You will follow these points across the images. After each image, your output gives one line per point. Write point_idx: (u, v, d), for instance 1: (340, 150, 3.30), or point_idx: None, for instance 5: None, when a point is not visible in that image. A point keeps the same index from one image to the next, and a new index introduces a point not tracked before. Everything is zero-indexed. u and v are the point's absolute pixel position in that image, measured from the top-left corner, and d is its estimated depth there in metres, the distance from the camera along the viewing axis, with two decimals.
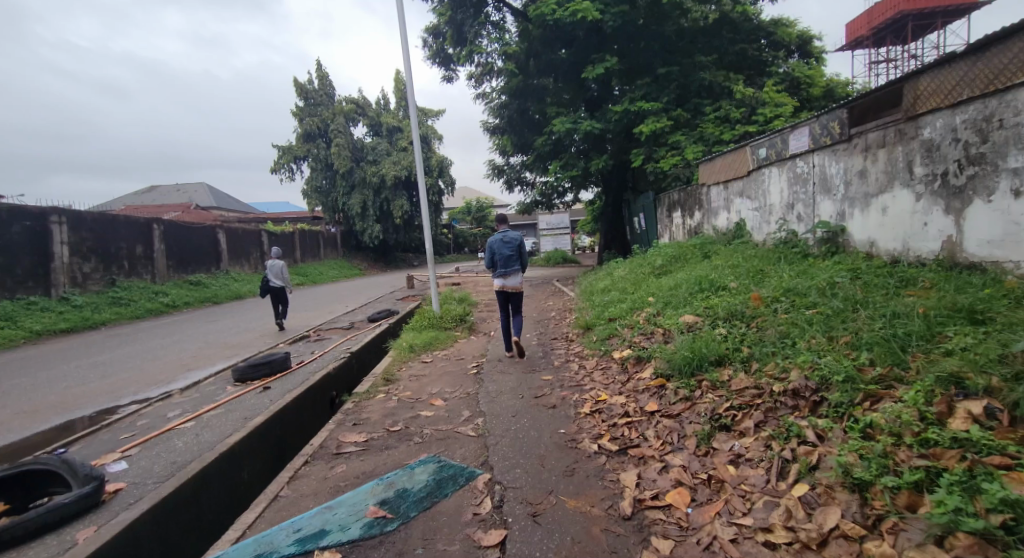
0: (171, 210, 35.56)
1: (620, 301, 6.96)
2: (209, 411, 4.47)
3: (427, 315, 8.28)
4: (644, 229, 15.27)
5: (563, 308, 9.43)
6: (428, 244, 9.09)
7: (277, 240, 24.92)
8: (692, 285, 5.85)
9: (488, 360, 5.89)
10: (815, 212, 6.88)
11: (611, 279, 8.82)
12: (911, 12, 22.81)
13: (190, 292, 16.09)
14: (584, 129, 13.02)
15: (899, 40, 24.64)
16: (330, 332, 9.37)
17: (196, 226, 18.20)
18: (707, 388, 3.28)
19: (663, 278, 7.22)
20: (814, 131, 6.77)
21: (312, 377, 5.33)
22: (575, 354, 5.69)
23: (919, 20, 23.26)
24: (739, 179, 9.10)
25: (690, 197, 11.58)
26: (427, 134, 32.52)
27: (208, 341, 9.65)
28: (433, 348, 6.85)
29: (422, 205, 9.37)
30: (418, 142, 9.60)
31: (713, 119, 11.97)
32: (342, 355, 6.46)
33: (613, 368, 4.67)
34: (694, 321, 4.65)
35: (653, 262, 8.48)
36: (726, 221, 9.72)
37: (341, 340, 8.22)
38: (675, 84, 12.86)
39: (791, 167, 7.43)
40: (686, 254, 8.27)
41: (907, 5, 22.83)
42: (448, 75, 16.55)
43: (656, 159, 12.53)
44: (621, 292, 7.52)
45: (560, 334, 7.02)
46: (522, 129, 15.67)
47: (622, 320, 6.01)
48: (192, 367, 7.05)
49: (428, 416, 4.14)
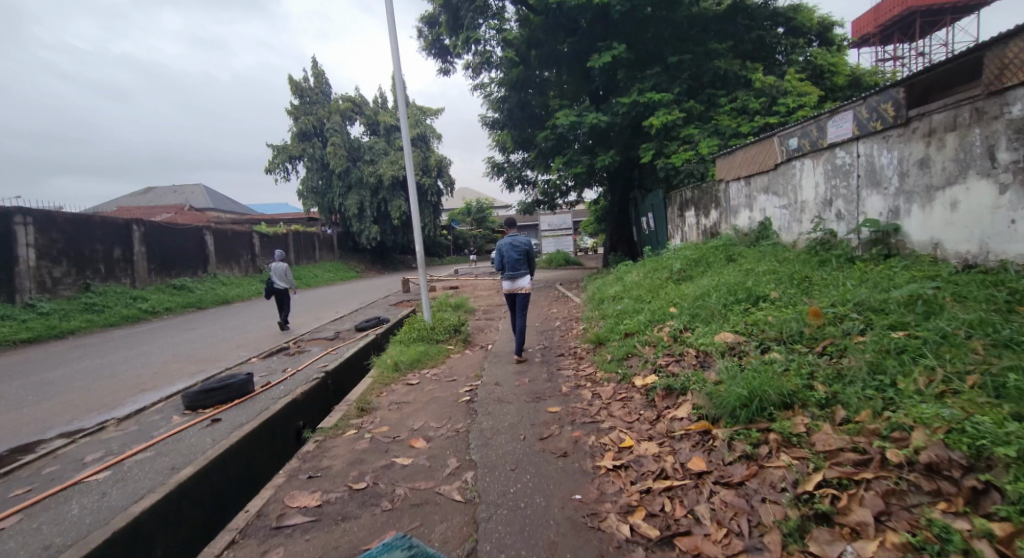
0: (164, 211, 34.81)
1: (636, 312, 6.09)
2: (133, 456, 3.57)
3: (418, 326, 7.41)
4: (653, 230, 14.42)
5: (568, 317, 8.55)
6: (419, 243, 7.96)
7: (270, 241, 24.11)
8: (724, 295, 4.96)
9: (484, 384, 5.01)
10: (860, 209, 6.01)
11: (622, 285, 7.96)
12: (920, 8, 21.85)
13: (173, 296, 15.25)
14: (589, 122, 12.16)
15: (908, 37, 23.57)
16: (312, 344, 8.50)
17: (183, 227, 17.42)
18: (777, 446, 2.39)
19: (686, 285, 6.34)
20: (859, 115, 5.87)
21: (273, 407, 4.46)
22: (587, 376, 4.82)
23: (927, 17, 22.35)
24: (763, 174, 8.23)
25: (705, 195, 10.71)
26: (425, 132, 31.68)
27: (179, 352, 8.80)
28: (421, 366, 5.99)
29: (412, 203, 8.43)
30: (407, 132, 8.62)
31: (729, 111, 11.14)
32: (316, 375, 5.57)
33: (636, 401, 3.76)
34: (738, 342, 3.77)
35: (670, 266, 7.60)
36: (749, 220, 8.84)
37: (321, 354, 7.33)
38: (687, 73, 11.99)
39: (828, 159, 6.56)
40: (707, 257, 7.41)
41: (917, 1, 21.90)
42: (444, 67, 15.75)
43: (667, 155, 11.67)
44: (636, 300, 6.64)
45: (567, 349, 6.15)
46: (524, 124, 14.82)
47: (641, 335, 5.14)
48: (147, 388, 6.17)
49: (404, 467, 3.26)
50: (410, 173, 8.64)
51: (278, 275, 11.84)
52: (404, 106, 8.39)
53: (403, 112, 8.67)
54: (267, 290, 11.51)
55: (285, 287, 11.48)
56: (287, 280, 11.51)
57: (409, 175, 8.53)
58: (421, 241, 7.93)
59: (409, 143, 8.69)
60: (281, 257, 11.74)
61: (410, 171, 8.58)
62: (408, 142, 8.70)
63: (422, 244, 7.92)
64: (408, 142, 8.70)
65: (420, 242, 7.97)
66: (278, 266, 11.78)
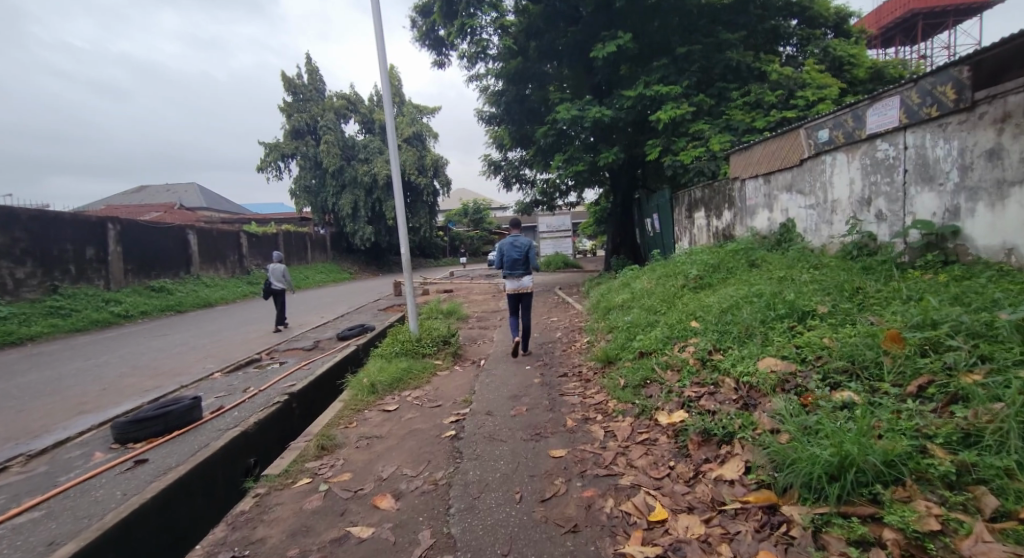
0: (153, 210, 33.91)
1: (651, 326, 5.29)
2: (14, 518, 2.76)
3: (402, 337, 6.58)
4: (658, 232, 13.64)
5: (570, 328, 7.73)
6: (405, 246, 7.06)
7: (259, 242, 23.27)
8: (757, 307, 4.17)
9: (474, 413, 4.20)
10: (908, 209, 5.24)
11: (630, 293, 7.16)
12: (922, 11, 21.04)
13: (150, 299, 14.40)
14: (593, 116, 11.38)
15: (909, 40, 22.78)
16: (286, 356, 7.67)
17: (165, 226, 16.58)
18: (900, 552, 1.65)
19: (706, 295, 5.55)
20: (907, 101, 5.11)
21: (215, 443, 3.66)
22: (596, 405, 4.02)
23: (929, 19, 21.49)
24: (786, 171, 7.45)
25: (717, 194, 9.92)
26: (421, 131, 30.90)
27: (140, 361, 7.96)
28: (402, 388, 5.18)
29: (398, 199, 7.43)
30: (392, 117, 7.51)
31: (742, 106, 10.44)
32: (277, 399, 4.75)
33: (662, 447, 2.98)
34: (793, 374, 2.98)
35: (686, 272, 6.81)
36: (768, 222, 8.07)
37: (293, 368, 6.50)
38: (697, 65, 11.25)
39: (866, 152, 5.79)
40: (727, 263, 6.62)
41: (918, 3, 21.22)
42: (440, 60, 14.99)
43: (675, 151, 10.92)
44: (648, 312, 5.83)
45: (571, 368, 5.35)
46: (523, 120, 14.02)
47: (660, 355, 4.34)
48: (87, 408, 5.35)
49: (362, 541, 2.46)
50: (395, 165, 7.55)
51: (274, 276, 11.71)
52: (385, 87, 7.26)
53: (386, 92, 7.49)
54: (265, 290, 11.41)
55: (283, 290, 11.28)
56: (284, 282, 11.26)
57: (393, 166, 7.45)
58: (407, 243, 7.02)
59: (392, 130, 7.56)
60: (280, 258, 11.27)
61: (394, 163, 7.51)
62: (391, 129, 7.56)
63: (407, 246, 7.01)
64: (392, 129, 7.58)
65: (406, 244, 7.03)
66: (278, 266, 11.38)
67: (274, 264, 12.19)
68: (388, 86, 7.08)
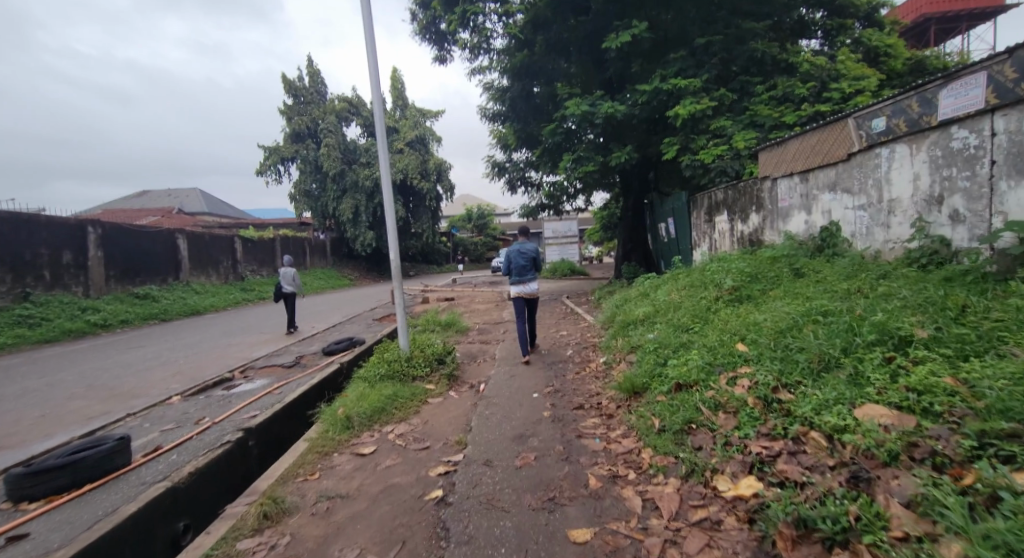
0: (151, 215, 33.28)
1: (684, 346, 4.42)
2: None
3: (389, 355, 5.69)
4: (673, 238, 12.74)
5: (582, 344, 6.83)
6: (393, 249, 6.13)
7: (255, 248, 22.47)
8: (832, 330, 3.26)
9: (469, 462, 3.30)
10: (995, 208, 4.35)
11: (653, 306, 6.26)
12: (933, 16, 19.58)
13: (132, 307, 13.62)
14: (604, 111, 10.53)
15: (921, 44, 21.65)
16: (261, 377, 6.77)
17: (151, 229, 15.85)
18: None
19: (749, 312, 4.63)
20: (998, 76, 4.23)
21: (123, 509, 2.78)
22: (626, 455, 3.11)
23: (941, 23, 20.44)
24: (829, 166, 6.55)
25: (742, 195, 9.03)
26: (424, 135, 30.16)
27: (101, 378, 7.14)
28: (385, 423, 4.29)
29: (387, 199, 6.26)
30: (378, 101, 6.23)
31: (768, 100, 9.61)
32: (227, 438, 3.87)
33: (734, 538, 2.08)
34: (924, 432, 2.08)
35: (718, 281, 5.92)
36: (806, 225, 7.18)
37: (263, 392, 5.62)
38: (717, 57, 10.42)
39: (937, 141, 4.90)
40: (766, 271, 5.72)
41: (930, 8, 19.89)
42: (441, 55, 14.22)
43: (693, 150, 10.08)
44: (676, 330, 4.94)
45: (588, 398, 4.45)
46: (528, 117, 13.26)
47: (704, 387, 3.44)
48: (10, 442, 4.50)
49: None
50: (384, 158, 6.37)
51: (286, 279, 11.86)
52: (372, 64, 6.13)
53: (372, 72, 6.16)
54: (274, 294, 11.53)
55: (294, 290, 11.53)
56: (294, 283, 11.55)
57: (382, 160, 6.33)
58: (396, 248, 6.06)
59: (380, 116, 6.20)
60: (288, 262, 11.77)
61: (383, 155, 6.34)
62: (378, 114, 6.23)
63: (397, 251, 6.06)
64: (379, 117, 6.30)
65: (396, 249, 6.07)
66: (286, 269, 11.78)
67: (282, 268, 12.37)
68: (376, 64, 5.90)
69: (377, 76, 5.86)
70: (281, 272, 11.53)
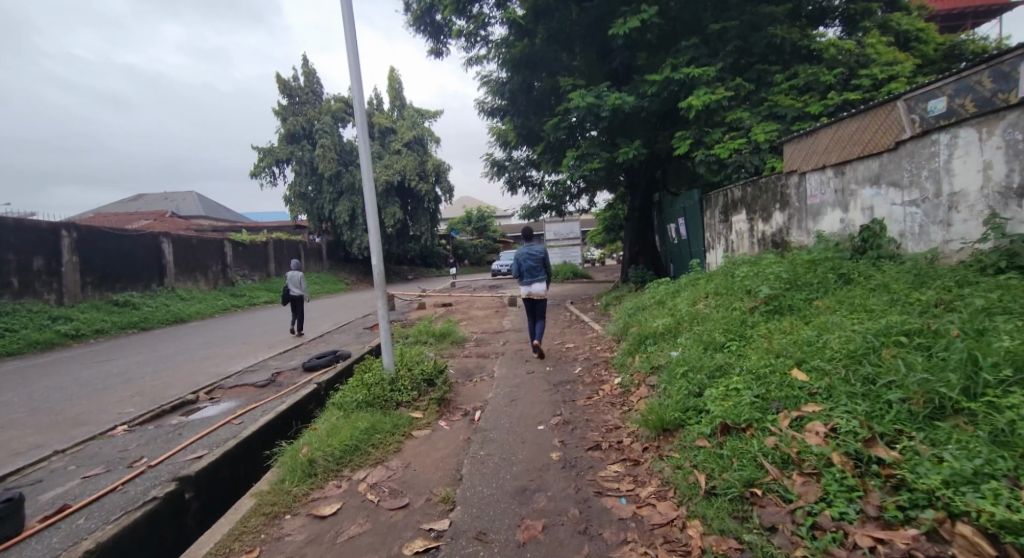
0: (143, 218, 32.52)
1: (721, 370, 3.63)
2: None
3: (370, 377, 4.89)
4: (684, 239, 11.96)
5: (592, 359, 6.04)
6: (376, 253, 5.34)
7: (246, 251, 21.69)
8: (936, 361, 2.49)
9: (456, 535, 2.52)
10: None
11: (673, 317, 5.49)
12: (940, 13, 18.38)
13: (110, 315, 12.86)
14: (610, 102, 9.78)
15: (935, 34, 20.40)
16: (228, 399, 5.98)
17: (133, 233, 15.11)
18: None
19: (798, 328, 3.84)
20: None
21: None
22: (668, 531, 2.32)
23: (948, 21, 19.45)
24: (872, 157, 5.77)
25: (764, 191, 8.24)
26: (422, 135, 29.45)
27: (50, 400, 6.35)
28: (357, 467, 3.51)
29: (367, 191, 5.33)
30: (355, 63, 5.05)
31: (790, 89, 8.91)
32: (154, 493, 3.09)
33: None
34: None
35: (750, 290, 5.13)
36: (842, 224, 6.40)
37: (222, 421, 4.83)
38: (733, 45, 9.73)
39: (1015, 123, 4.16)
40: (807, 277, 4.95)
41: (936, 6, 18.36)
42: (437, 48, 13.47)
43: (708, 145, 9.34)
44: (706, 350, 4.15)
45: (605, 433, 3.68)
46: (528, 112, 12.49)
47: (761, 432, 2.66)
48: None
49: None
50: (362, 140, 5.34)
51: (293, 282, 11.76)
52: (347, 24, 5.08)
53: (347, 27, 5.09)
54: (282, 298, 11.50)
55: (302, 294, 11.49)
56: (301, 287, 11.53)
57: (360, 142, 5.33)
58: (380, 252, 5.27)
59: (357, 89, 5.14)
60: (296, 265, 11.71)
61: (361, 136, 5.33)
62: (354, 85, 5.14)
63: (380, 255, 5.28)
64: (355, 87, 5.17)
65: (378, 252, 5.28)
66: (295, 274, 11.80)
67: (291, 270, 12.28)
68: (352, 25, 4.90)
69: (355, 45, 4.94)
70: (289, 275, 11.48)
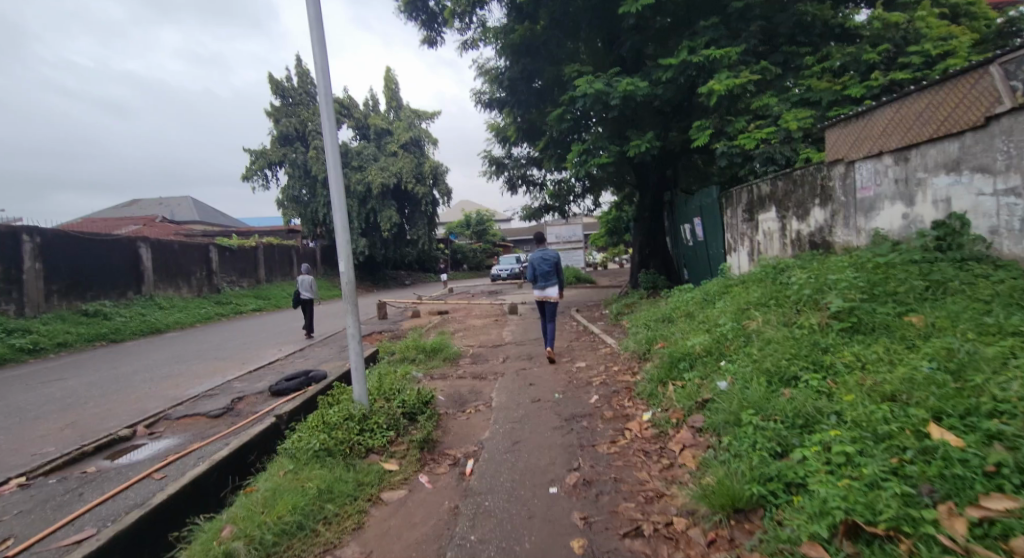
0: (131, 224, 31.49)
1: (808, 417, 2.61)
2: None
3: (334, 415, 3.85)
4: (701, 240, 10.97)
5: (610, 385, 5.00)
6: (343, 258, 4.30)
7: (234, 256, 20.67)
8: None
9: None
10: None
11: (712, 333, 4.48)
12: None
13: (76, 327, 11.83)
14: (620, 88, 8.79)
15: None
16: (171, 435, 4.90)
17: (106, 238, 14.10)
18: None
19: (907, 357, 2.83)
20: None
21: None
22: None
23: None
24: (949, 139, 4.79)
25: (798, 185, 7.21)
26: (419, 136, 28.54)
27: None
28: None
29: (332, 179, 4.33)
30: (314, 16, 4.07)
31: (825, 71, 7.96)
32: None
33: None
34: None
35: (811, 301, 4.10)
36: (904, 220, 5.39)
37: (144, 472, 3.77)
38: (757, 25, 8.80)
39: None
40: (886, 282, 3.93)
41: None
42: (429, 38, 12.50)
43: (732, 134, 8.35)
44: (773, 385, 3.13)
45: (646, 506, 2.64)
46: (529, 103, 11.49)
47: (924, 547, 1.64)
48: None
49: None
50: (327, 113, 4.36)
51: (305, 286, 11.55)
52: None
53: None
54: (294, 302, 11.31)
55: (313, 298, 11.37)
56: (312, 291, 11.32)
57: (323, 117, 4.32)
58: (349, 257, 4.25)
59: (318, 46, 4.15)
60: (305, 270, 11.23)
61: (325, 110, 4.34)
62: (315, 42, 4.15)
63: (348, 261, 4.26)
64: (317, 43, 4.21)
65: (347, 256, 4.26)
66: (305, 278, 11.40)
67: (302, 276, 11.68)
68: None
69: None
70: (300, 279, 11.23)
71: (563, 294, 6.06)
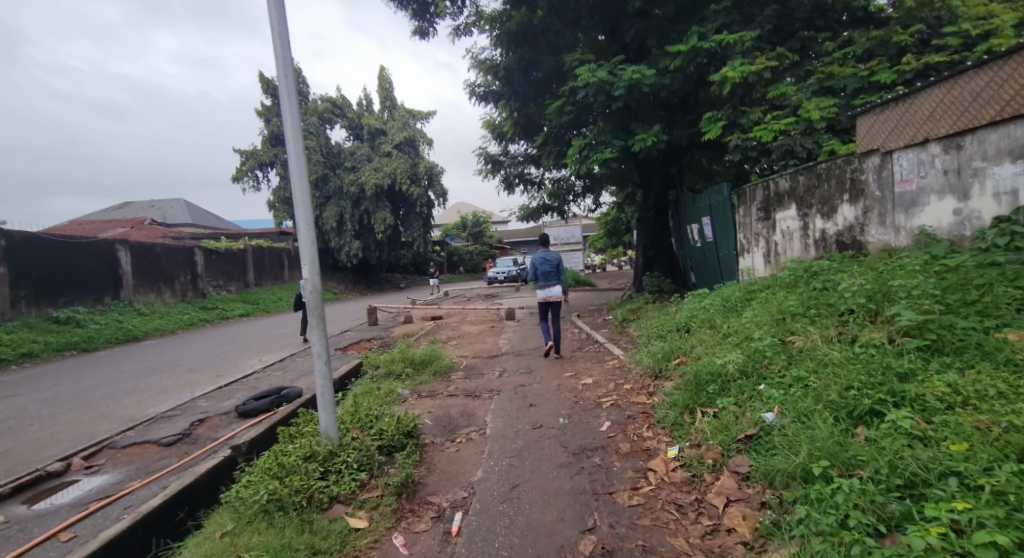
0: (117, 227, 30.54)
1: (910, 477, 1.94)
2: None
3: (290, 456, 3.13)
4: (710, 241, 10.30)
5: (623, 407, 4.30)
6: (307, 261, 3.60)
7: (220, 260, 19.88)
8: None
9: None
10: None
11: (744, 349, 3.78)
12: None
13: (43, 336, 11.04)
14: (625, 76, 8.10)
15: None
16: (110, 469, 4.17)
17: (81, 241, 13.34)
18: None
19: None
20: None
21: None
22: None
23: None
24: (1016, 121, 4.19)
25: (824, 180, 6.47)
26: (414, 137, 27.89)
27: None
28: None
29: (294, 167, 3.61)
30: None
31: (850, 55, 7.34)
32: None
33: None
34: None
35: (868, 312, 3.42)
36: (957, 215, 4.72)
37: (52, 528, 3.02)
38: (773, 8, 8.17)
39: None
40: (960, 288, 3.28)
41: None
42: (420, 28, 11.80)
43: (748, 125, 7.66)
44: (844, 423, 2.45)
45: None
46: (526, 96, 10.78)
47: None
48: None
49: None
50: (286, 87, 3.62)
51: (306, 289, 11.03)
52: None
53: None
54: (295, 304, 10.74)
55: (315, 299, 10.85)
56: None
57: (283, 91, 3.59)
58: (313, 261, 3.58)
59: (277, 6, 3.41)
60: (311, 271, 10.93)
61: (284, 83, 3.60)
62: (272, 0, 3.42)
63: (312, 265, 3.57)
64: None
65: (311, 259, 3.58)
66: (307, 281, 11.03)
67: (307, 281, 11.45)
68: None
69: None
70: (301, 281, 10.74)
71: (567, 296, 5.39)
